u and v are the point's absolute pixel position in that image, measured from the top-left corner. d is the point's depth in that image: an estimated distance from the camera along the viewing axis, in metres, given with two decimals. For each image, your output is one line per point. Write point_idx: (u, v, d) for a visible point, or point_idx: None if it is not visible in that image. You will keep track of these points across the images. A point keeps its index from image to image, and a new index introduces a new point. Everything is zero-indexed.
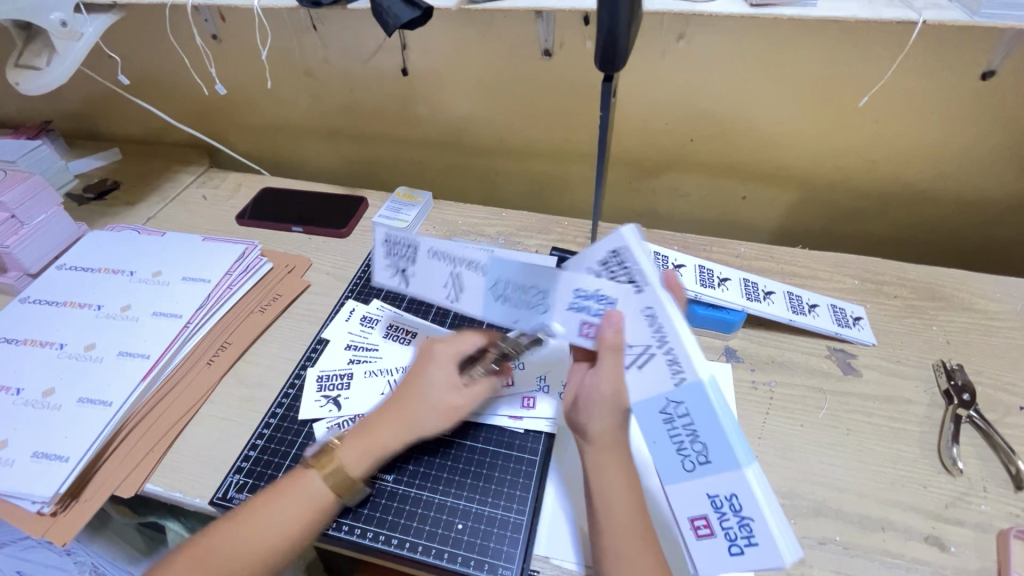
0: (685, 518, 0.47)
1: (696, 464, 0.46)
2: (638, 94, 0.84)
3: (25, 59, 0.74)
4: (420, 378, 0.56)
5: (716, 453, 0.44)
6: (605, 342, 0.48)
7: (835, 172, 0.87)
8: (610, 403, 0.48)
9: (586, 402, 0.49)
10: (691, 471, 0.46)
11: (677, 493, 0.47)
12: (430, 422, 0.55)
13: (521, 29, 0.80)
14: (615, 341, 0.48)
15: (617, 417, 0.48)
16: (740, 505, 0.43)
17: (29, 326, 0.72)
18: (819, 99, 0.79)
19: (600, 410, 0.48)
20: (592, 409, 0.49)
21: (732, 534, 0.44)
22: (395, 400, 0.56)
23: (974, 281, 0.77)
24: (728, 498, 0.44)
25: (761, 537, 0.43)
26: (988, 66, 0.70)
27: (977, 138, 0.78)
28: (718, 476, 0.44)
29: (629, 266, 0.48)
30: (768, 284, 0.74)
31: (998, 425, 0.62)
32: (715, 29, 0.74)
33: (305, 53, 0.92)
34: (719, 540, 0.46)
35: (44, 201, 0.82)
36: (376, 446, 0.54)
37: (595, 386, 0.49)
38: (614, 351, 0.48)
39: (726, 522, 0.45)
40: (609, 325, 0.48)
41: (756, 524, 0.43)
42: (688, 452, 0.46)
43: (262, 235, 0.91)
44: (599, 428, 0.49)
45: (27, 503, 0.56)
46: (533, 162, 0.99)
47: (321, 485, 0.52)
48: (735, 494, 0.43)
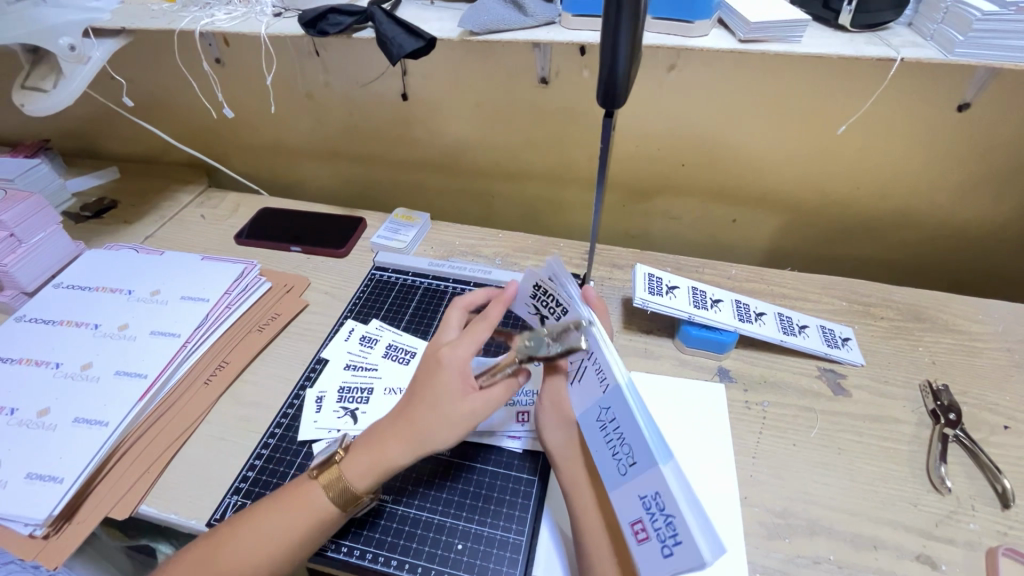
0: (626, 524, 0.43)
1: (626, 466, 0.44)
2: (631, 121, 0.86)
3: (31, 81, 0.76)
4: (429, 388, 0.52)
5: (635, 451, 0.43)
6: (548, 360, 0.55)
7: (820, 197, 0.90)
8: (558, 417, 0.54)
9: (542, 416, 0.56)
10: (624, 472, 0.44)
11: (618, 500, 0.45)
12: (440, 432, 0.51)
13: (519, 57, 0.83)
14: (562, 359, 0.54)
15: (571, 430, 0.53)
16: (663, 502, 0.40)
17: (25, 345, 0.71)
18: (805, 128, 0.82)
19: (551, 420, 0.55)
20: (547, 422, 0.55)
21: (661, 535, 0.40)
22: (400, 415, 0.53)
23: (956, 303, 0.80)
24: (654, 496, 0.41)
25: (684, 534, 0.38)
26: (963, 99, 0.74)
27: (955, 167, 0.81)
28: (634, 472, 0.43)
29: (550, 297, 0.55)
30: (759, 305, 0.76)
31: (984, 443, 0.63)
32: (706, 61, 0.77)
33: (307, 77, 0.94)
34: (654, 547, 0.40)
35: (43, 220, 0.83)
36: (382, 459, 0.52)
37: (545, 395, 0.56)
38: (556, 366, 0.55)
39: (657, 523, 0.40)
40: (554, 345, 0.55)
41: (677, 520, 0.38)
42: (620, 454, 0.45)
43: (260, 254, 0.92)
44: (557, 441, 0.54)
45: (19, 525, 0.55)
46: (529, 185, 1.01)
47: (323, 498, 0.52)
48: (658, 491, 0.40)
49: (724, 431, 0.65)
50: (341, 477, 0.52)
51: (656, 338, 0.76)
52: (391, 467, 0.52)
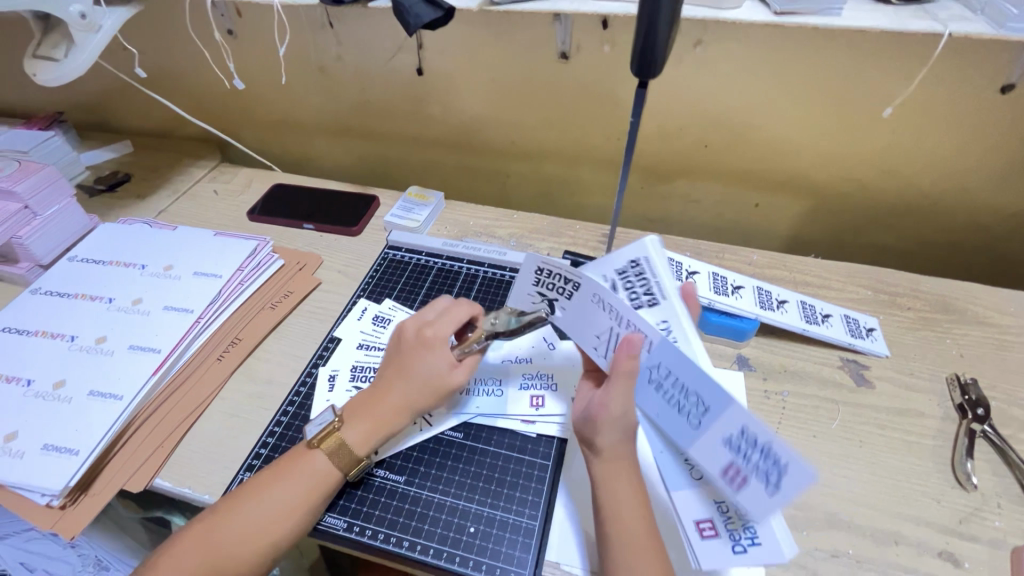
0: (688, 522, 0.47)
1: (699, 470, 0.47)
2: (653, 100, 0.83)
3: (43, 49, 0.74)
4: (415, 360, 0.57)
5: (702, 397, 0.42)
6: (621, 367, 0.46)
7: (849, 182, 0.87)
8: (620, 420, 0.48)
9: (595, 421, 0.49)
10: (698, 476, 0.47)
11: (681, 499, 0.48)
12: (431, 400, 0.57)
13: (539, 30, 0.80)
14: (631, 366, 0.46)
15: (626, 431, 0.49)
16: (741, 506, 0.45)
17: (40, 318, 0.72)
18: (836, 109, 0.79)
19: (609, 427, 0.48)
20: (601, 427, 0.49)
21: (735, 534, 0.45)
22: (390, 382, 0.57)
23: (987, 295, 0.77)
24: (732, 501, 0.45)
25: (764, 534, 0.44)
26: (1008, 80, 0.70)
27: (994, 151, 0.78)
28: (706, 436, 0.43)
29: (558, 274, 0.50)
30: (781, 293, 0.74)
31: (1013, 440, 0.61)
32: (734, 37, 0.74)
33: (320, 50, 0.92)
34: (723, 542, 0.46)
35: (57, 193, 0.82)
36: (381, 426, 0.56)
37: (605, 404, 0.48)
38: (628, 374, 0.46)
39: (730, 522, 0.46)
40: (627, 349, 0.45)
41: (756, 525, 0.44)
42: (692, 459, 0.47)
43: (273, 231, 0.91)
44: (610, 442, 0.49)
45: (36, 495, 0.56)
46: (545, 164, 0.98)
47: (325, 462, 0.54)
48: (737, 497, 0.45)
49: None
50: (345, 444, 0.55)
51: None
52: (391, 430, 0.56)
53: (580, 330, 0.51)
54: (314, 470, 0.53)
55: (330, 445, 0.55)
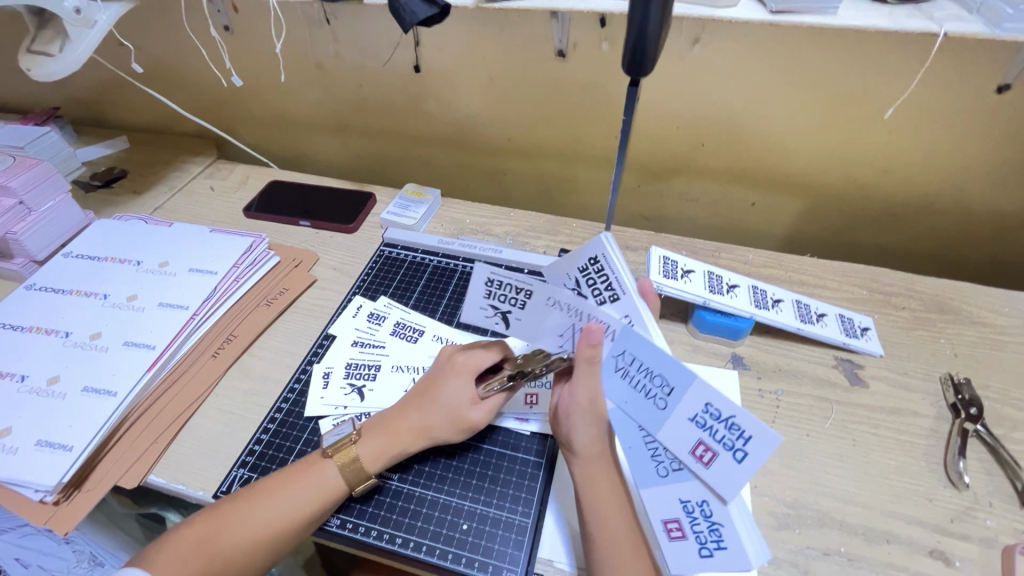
0: (658, 523, 0.48)
1: (669, 470, 0.46)
2: (651, 98, 0.83)
3: (38, 45, 0.74)
4: (439, 389, 0.56)
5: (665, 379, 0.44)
6: (582, 355, 0.46)
7: (845, 182, 0.87)
8: (589, 411, 0.49)
9: (567, 412, 0.50)
10: (664, 476, 0.47)
11: (651, 498, 0.48)
12: (446, 431, 0.56)
13: (536, 28, 0.79)
14: (593, 354, 0.46)
15: (600, 425, 0.49)
16: (710, 509, 0.44)
17: (34, 313, 0.71)
18: (833, 109, 0.79)
19: (583, 421, 0.49)
20: (574, 421, 0.50)
21: (702, 537, 0.45)
22: (411, 407, 0.57)
23: (982, 295, 0.77)
24: (700, 503, 0.45)
25: (731, 540, 0.43)
26: (1004, 80, 0.70)
27: (991, 151, 0.78)
28: (672, 421, 0.44)
29: (507, 283, 0.48)
30: (776, 292, 0.74)
31: (1005, 440, 0.62)
32: (732, 36, 0.74)
33: (317, 46, 0.92)
34: (691, 544, 0.46)
35: (52, 188, 0.82)
36: (395, 450, 0.55)
37: (574, 395, 0.49)
38: (592, 364, 0.46)
39: (697, 526, 0.45)
40: (587, 339, 0.45)
41: (725, 528, 0.44)
42: (662, 458, 0.47)
43: (269, 228, 0.91)
44: (584, 441, 0.50)
45: (30, 491, 0.56)
46: (541, 162, 0.98)
47: (335, 476, 0.53)
48: (705, 499, 0.44)
49: None
50: (358, 459, 0.54)
51: (669, 324, 0.75)
52: (402, 452, 0.56)
53: (540, 333, 0.50)
54: (324, 478, 0.53)
55: (342, 457, 0.54)
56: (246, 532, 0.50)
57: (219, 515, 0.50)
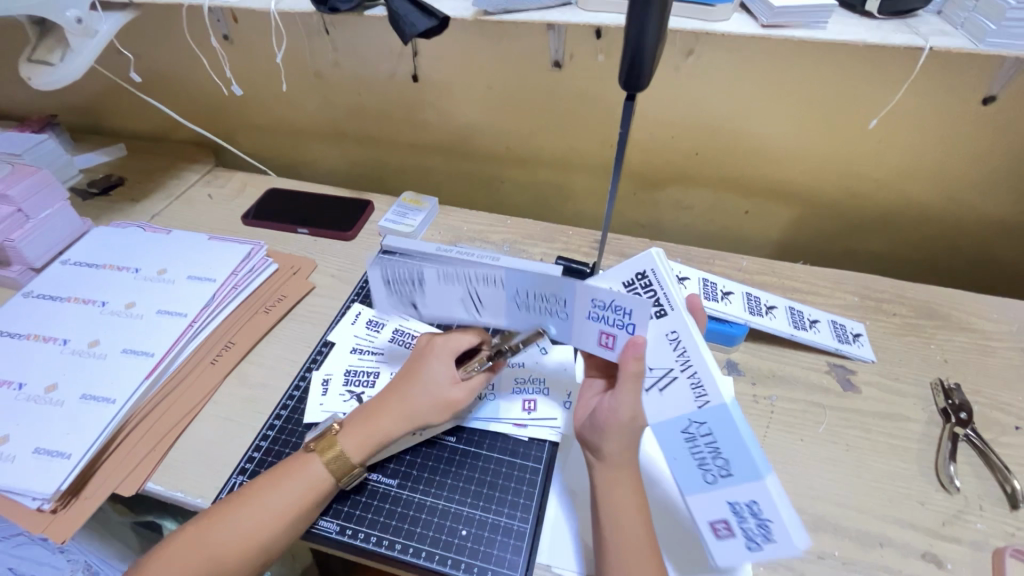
0: (705, 523, 0.49)
1: (717, 475, 0.48)
2: (645, 108, 0.85)
3: (39, 54, 0.75)
4: (422, 370, 0.57)
5: (704, 381, 0.47)
6: (628, 367, 0.48)
7: (836, 190, 0.89)
8: (628, 426, 0.48)
9: (601, 423, 0.49)
10: (711, 482, 0.48)
11: (698, 502, 0.49)
12: (429, 412, 0.56)
13: (533, 39, 0.81)
14: (639, 366, 0.48)
15: (632, 438, 0.49)
16: (759, 508, 0.45)
17: (33, 321, 0.71)
18: (823, 119, 0.80)
19: (618, 434, 0.48)
20: (608, 432, 0.49)
21: (751, 533, 0.47)
22: (395, 391, 0.57)
23: (971, 301, 0.79)
24: (748, 504, 0.46)
25: (781, 534, 0.45)
26: (988, 92, 0.72)
27: (977, 161, 0.79)
28: (726, 427, 0.46)
29: (400, 275, 0.56)
30: (770, 299, 0.75)
31: (994, 443, 0.63)
32: (724, 49, 0.75)
33: (317, 56, 0.93)
34: (739, 541, 0.48)
35: (51, 196, 0.82)
36: (376, 434, 0.55)
37: (615, 410, 0.48)
38: (637, 377, 0.48)
39: (745, 524, 0.47)
40: (633, 351, 0.48)
41: (773, 524, 0.45)
42: (709, 465, 0.48)
43: (267, 235, 0.91)
44: (615, 450, 0.49)
45: (27, 499, 0.56)
46: (538, 171, 1.00)
47: (320, 469, 0.53)
48: (754, 500, 0.45)
49: None
50: (340, 451, 0.54)
51: None
52: (384, 439, 0.55)
53: (443, 306, 0.58)
54: (307, 476, 0.53)
55: (325, 451, 0.54)
56: (229, 538, 0.49)
57: (214, 520, 0.50)
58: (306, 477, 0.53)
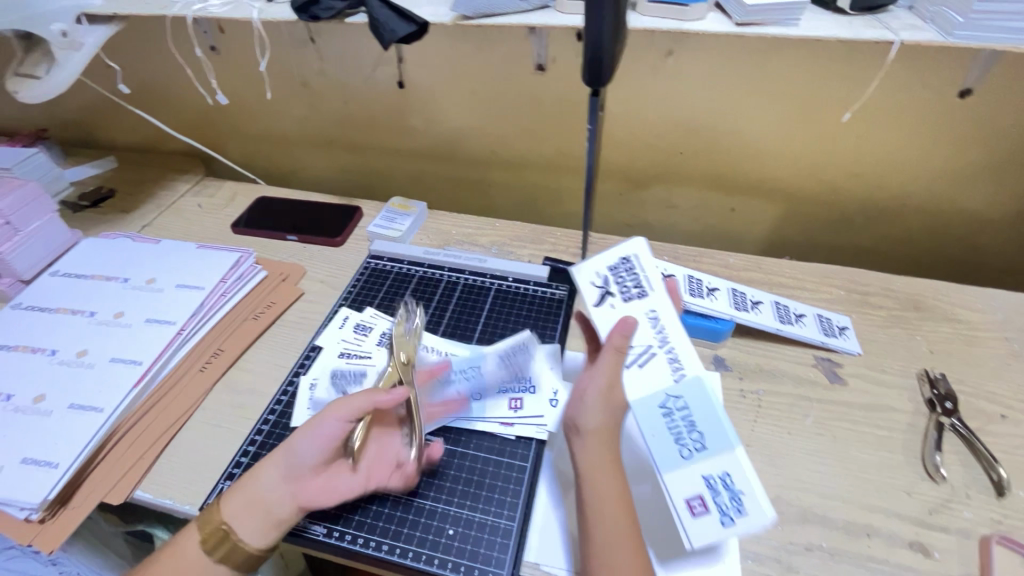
0: (680, 501, 0.48)
1: (691, 448, 0.49)
2: (628, 109, 0.86)
3: (25, 68, 0.76)
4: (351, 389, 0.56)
5: (682, 359, 0.50)
6: (612, 343, 0.50)
7: (820, 186, 0.89)
8: (608, 401, 0.49)
9: (581, 396, 0.49)
10: (687, 456, 0.49)
11: (670, 479, 0.49)
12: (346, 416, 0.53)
13: (516, 43, 0.82)
14: (622, 343, 0.50)
15: (613, 414, 0.49)
16: (731, 479, 0.48)
17: (22, 332, 0.72)
18: (804, 116, 0.81)
19: (599, 407, 0.48)
20: (588, 404, 0.49)
21: (722, 507, 0.48)
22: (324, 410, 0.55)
23: (955, 292, 0.79)
24: (720, 475, 0.48)
25: (753, 503, 0.47)
26: (965, 84, 0.73)
27: (956, 154, 0.80)
28: (699, 398, 0.49)
29: None
30: (755, 294, 0.76)
31: (980, 432, 0.63)
32: (704, 48, 0.76)
33: (302, 65, 0.94)
34: (713, 518, 0.48)
35: (39, 208, 0.83)
36: (251, 493, 0.51)
37: (594, 380, 0.49)
38: (619, 351, 0.50)
39: (718, 498, 0.48)
40: (621, 329, 0.50)
41: (745, 495, 0.47)
42: (685, 439, 0.49)
43: (257, 243, 0.92)
44: (598, 424, 0.48)
45: (15, 509, 0.56)
46: (526, 173, 1.00)
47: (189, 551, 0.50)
48: (728, 470, 0.48)
49: None
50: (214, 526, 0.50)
51: None
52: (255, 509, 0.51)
53: None
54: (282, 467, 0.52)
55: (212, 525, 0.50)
56: None
57: None
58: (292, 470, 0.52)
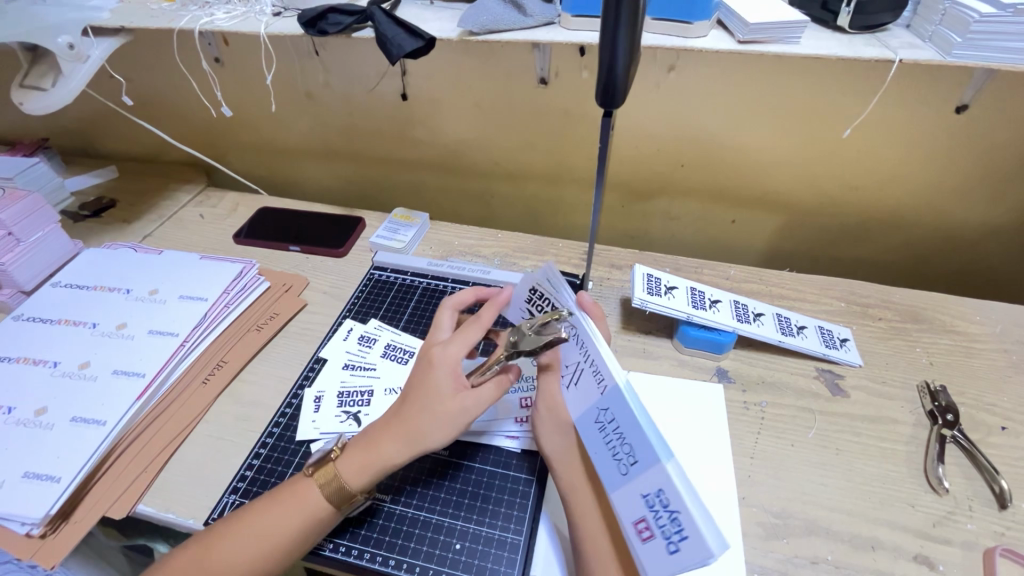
0: (629, 525, 0.43)
1: (627, 464, 0.43)
2: (631, 123, 0.87)
3: (30, 79, 0.76)
4: (421, 385, 0.54)
5: (603, 368, 0.46)
6: (538, 364, 0.53)
7: (819, 198, 0.90)
8: (559, 421, 0.53)
9: (537, 420, 0.56)
10: (625, 471, 0.44)
11: (620, 501, 0.44)
12: (432, 431, 0.52)
13: (519, 58, 0.83)
14: (546, 363, 0.53)
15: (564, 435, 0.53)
16: (666, 497, 0.40)
17: (23, 344, 0.71)
18: (803, 131, 0.82)
19: (547, 426, 0.54)
20: (542, 428, 0.55)
21: (667, 531, 0.40)
22: (397, 411, 0.54)
23: (954, 304, 0.80)
24: (656, 493, 0.41)
25: (689, 527, 0.38)
26: (961, 101, 0.74)
27: (953, 168, 0.82)
28: (622, 404, 0.44)
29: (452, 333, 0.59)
30: (757, 306, 0.76)
31: (981, 444, 0.64)
32: (705, 64, 0.77)
33: (306, 76, 0.94)
34: (660, 543, 0.40)
35: (41, 219, 0.83)
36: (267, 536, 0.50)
37: (538, 400, 0.55)
38: (544, 371, 0.53)
39: (660, 521, 0.40)
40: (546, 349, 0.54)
41: (682, 515, 0.38)
42: (619, 453, 0.44)
43: (260, 254, 0.92)
44: (556, 450, 0.53)
45: (16, 524, 0.55)
46: (528, 184, 1.01)
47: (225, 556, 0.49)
48: (659, 486, 0.40)
49: (723, 433, 0.65)
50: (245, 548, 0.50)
51: (655, 339, 0.76)
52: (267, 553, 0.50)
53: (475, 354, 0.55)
54: (311, 501, 0.52)
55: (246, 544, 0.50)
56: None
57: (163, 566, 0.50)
58: (308, 503, 0.52)
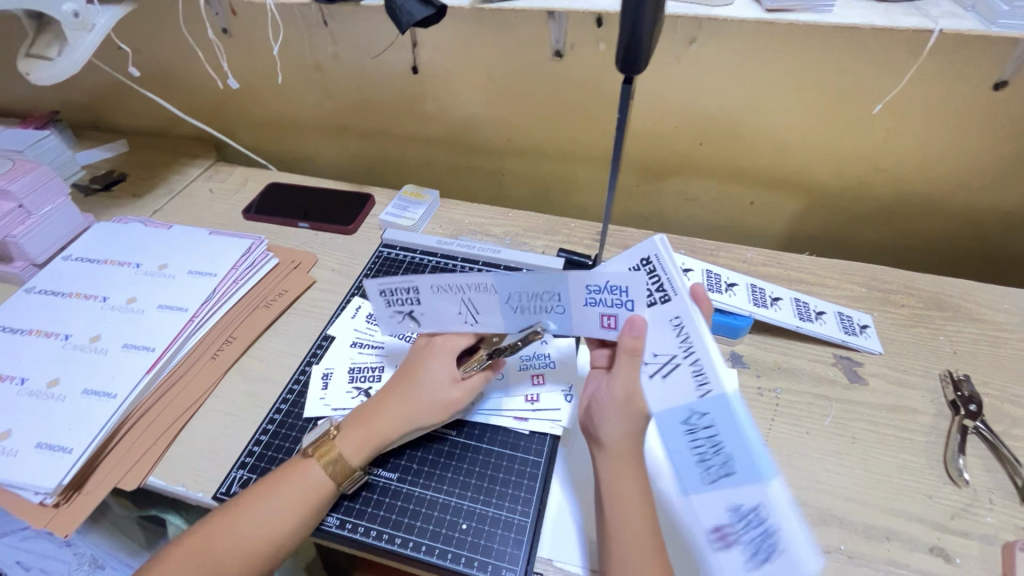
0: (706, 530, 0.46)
1: (718, 474, 0.45)
2: (649, 98, 0.84)
3: (36, 49, 0.74)
4: (419, 370, 0.57)
5: (477, 280, 0.52)
6: (623, 345, 0.48)
7: (843, 180, 0.87)
8: (625, 407, 0.48)
9: (599, 405, 0.50)
10: (713, 480, 0.45)
11: (699, 502, 0.47)
12: (429, 412, 0.56)
13: (534, 29, 0.80)
14: (635, 345, 0.48)
15: (634, 424, 0.48)
16: (764, 514, 0.43)
17: (35, 316, 0.72)
18: (829, 108, 0.79)
19: (616, 416, 0.48)
20: (606, 412, 0.49)
21: (754, 545, 0.43)
22: (395, 390, 0.57)
23: (980, 291, 0.77)
24: (752, 508, 0.43)
25: (624, 281, 0.48)
26: (1001, 76, 0.70)
27: (988, 149, 0.78)
28: (725, 415, 0.44)
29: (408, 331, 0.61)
30: (775, 290, 0.74)
31: (1005, 436, 0.62)
32: (729, 35, 0.74)
33: (316, 48, 0.92)
34: (738, 554, 0.44)
35: (52, 192, 0.82)
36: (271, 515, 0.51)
37: (611, 388, 0.49)
38: (632, 354, 0.48)
39: (749, 533, 0.43)
40: (632, 330, 0.48)
41: (778, 531, 0.42)
42: (711, 462, 0.46)
43: (269, 230, 0.91)
44: (616, 434, 0.48)
45: (29, 493, 0.56)
46: (541, 162, 0.98)
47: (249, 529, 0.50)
48: (759, 503, 0.43)
49: None
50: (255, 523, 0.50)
51: None
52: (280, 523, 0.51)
53: (444, 320, 0.58)
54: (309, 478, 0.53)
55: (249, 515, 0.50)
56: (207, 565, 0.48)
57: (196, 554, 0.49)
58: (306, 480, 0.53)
